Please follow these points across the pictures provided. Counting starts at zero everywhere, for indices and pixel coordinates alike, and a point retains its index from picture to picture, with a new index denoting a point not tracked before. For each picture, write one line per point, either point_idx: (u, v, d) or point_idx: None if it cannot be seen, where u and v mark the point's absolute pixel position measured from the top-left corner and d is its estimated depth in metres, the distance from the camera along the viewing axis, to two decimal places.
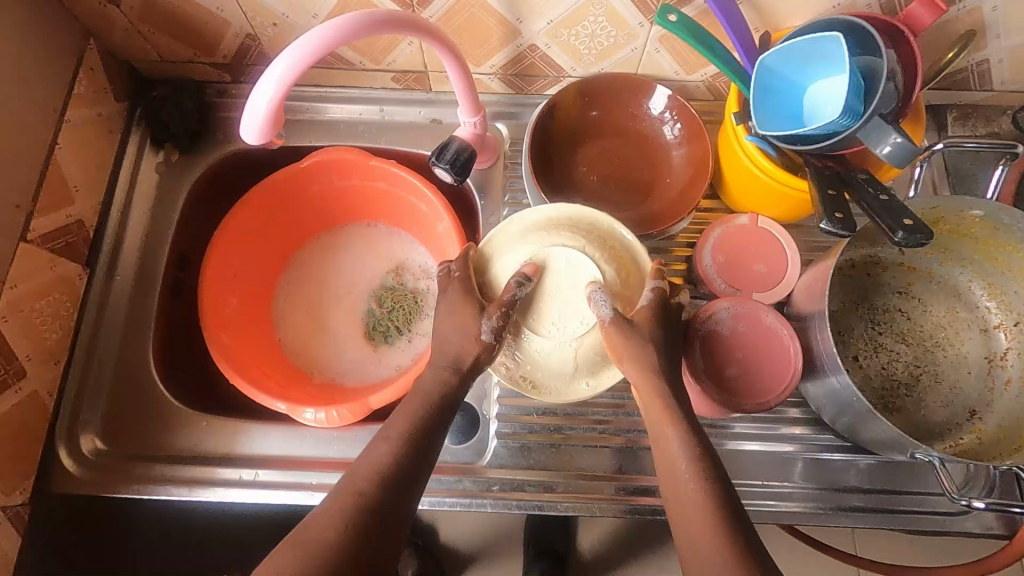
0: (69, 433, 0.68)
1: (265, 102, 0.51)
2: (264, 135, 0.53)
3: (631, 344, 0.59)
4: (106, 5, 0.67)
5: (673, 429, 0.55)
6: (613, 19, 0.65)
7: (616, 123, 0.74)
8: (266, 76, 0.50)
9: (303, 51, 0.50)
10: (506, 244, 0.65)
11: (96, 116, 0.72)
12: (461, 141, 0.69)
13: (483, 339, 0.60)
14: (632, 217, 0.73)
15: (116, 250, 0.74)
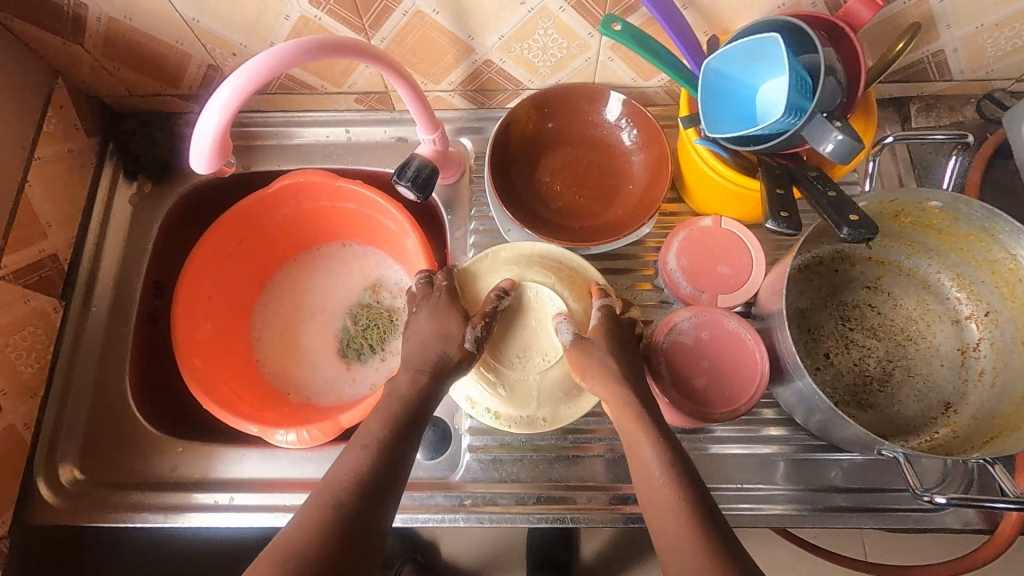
0: (47, 464, 0.69)
1: (210, 128, 0.52)
2: (214, 161, 0.54)
3: (592, 360, 0.61)
4: (71, 44, 0.69)
5: (644, 433, 0.55)
6: (562, 31, 0.66)
7: (575, 133, 0.75)
8: (213, 102, 0.51)
9: (244, 79, 0.51)
10: (480, 272, 0.67)
11: (68, 152, 0.74)
12: (422, 159, 0.70)
13: (465, 348, 0.61)
14: (596, 225, 0.73)
15: (91, 281, 0.76)
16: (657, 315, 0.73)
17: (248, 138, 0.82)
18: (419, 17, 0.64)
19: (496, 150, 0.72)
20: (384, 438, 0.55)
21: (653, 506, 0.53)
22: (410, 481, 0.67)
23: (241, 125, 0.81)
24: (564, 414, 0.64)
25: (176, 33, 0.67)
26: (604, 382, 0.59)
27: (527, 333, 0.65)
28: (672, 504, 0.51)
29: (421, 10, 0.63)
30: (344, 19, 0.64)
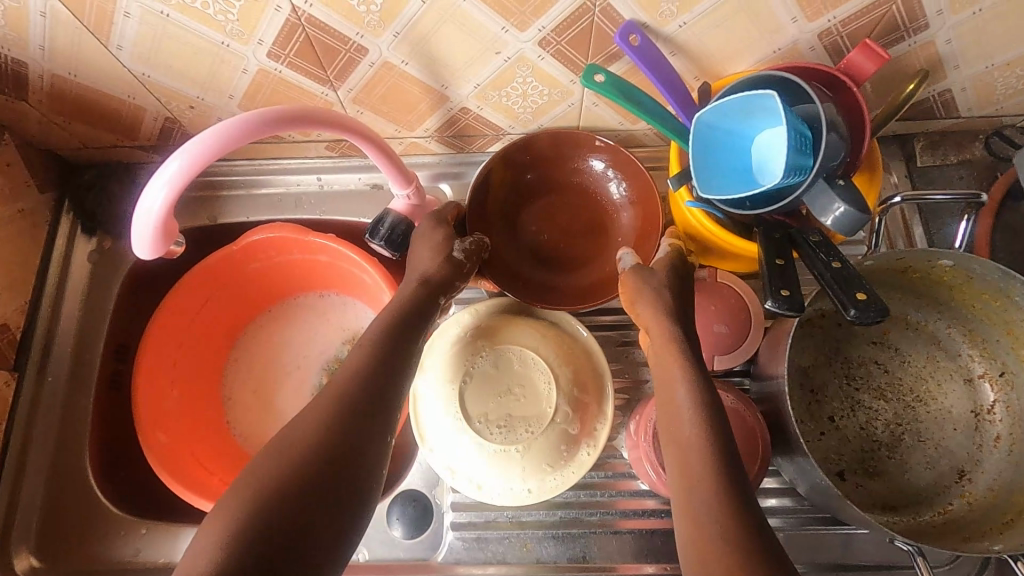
0: (2, 552, 0.64)
1: (151, 210, 0.47)
2: (158, 243, 0.49)
3: (646, 287, 0.59)
4: (16, 101, 0.64)
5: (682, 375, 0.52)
6: (542, 79, 0.61)
7: (558, 184, 0.70)
8: (154, 183, 0.46)
9: (189, 157, 0.46)
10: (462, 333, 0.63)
11: (18, 212, 0.69)
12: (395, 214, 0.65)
13: (454, 255, 0.63)
14: (583, 282, 0.68)
15: (48, 349, 0.71)
16: None
17: (214, 188, 0.77)
18: (387, 67, 0.60)
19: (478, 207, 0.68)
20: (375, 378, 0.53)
21: (678, 453, 0.49)
22: (390, 563, 0.63)
23: (206, 174, 0.77)
24: (549, 487, 0.59)
25: (127, 88, 0.62)
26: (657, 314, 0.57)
27: (497, 394, 0.61)
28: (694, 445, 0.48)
29: (388, 61, 0.59)
30: (306, 71, 0.60)
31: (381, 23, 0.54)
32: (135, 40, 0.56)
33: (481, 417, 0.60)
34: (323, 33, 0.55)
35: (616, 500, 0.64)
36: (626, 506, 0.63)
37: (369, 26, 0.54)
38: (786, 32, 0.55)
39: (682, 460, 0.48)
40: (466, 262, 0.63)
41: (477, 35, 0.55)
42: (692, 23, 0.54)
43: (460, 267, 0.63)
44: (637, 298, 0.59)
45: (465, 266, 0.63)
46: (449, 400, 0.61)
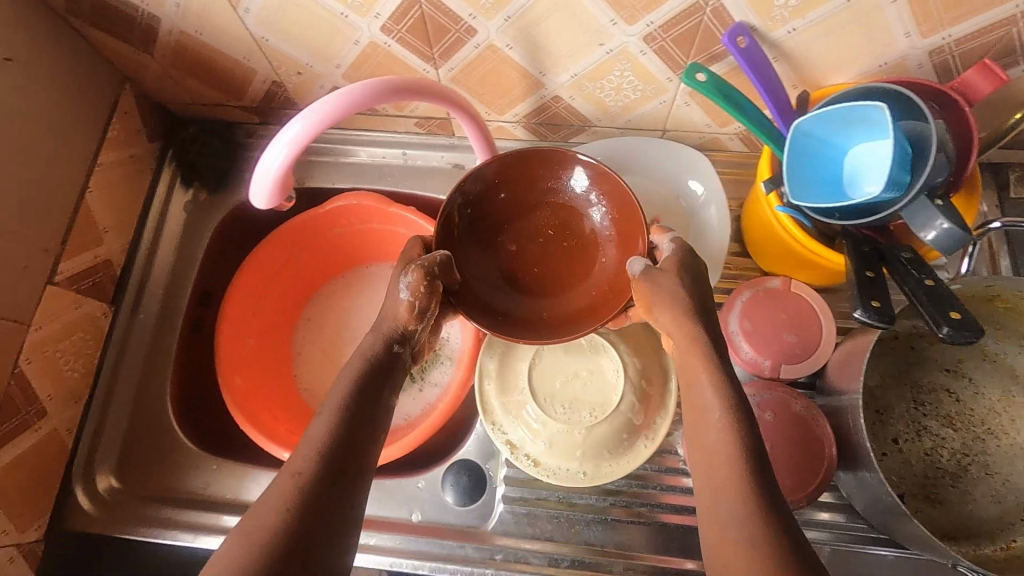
0: (85, 470, 0.69)
1: (272, 170, 0.50)
2: (273, 198, 0.52)
3: (658, 291, 0.54)
4: (141, 54, 0.68)
5: (707, 375, 0.51)
6: (638, 74, 0.62)
7: (534, 207, 0.61)
8: (278, 140, 0.49)
9: (310, 121, 0.49)
10: None
11: (128, 158, 0.74)
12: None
13: (402, 300, 0.55)
14: (559, 319, 0.58)
15: (141, 288, 0.75)
16: None
17: (305, 153, 0.81)
18: (492, 50, 0.62)
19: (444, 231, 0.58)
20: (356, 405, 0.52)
21: (705, 459, 0.49)
22: (440, 527, 0.66)
23: None
24: (606, 472, 0.60)
25: (244, 50, 0.66)
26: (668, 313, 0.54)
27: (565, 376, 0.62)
28: (720, 452, 0.48)
29: (494, 44, 0.61)
30: (413, 47, 0.62)
31: (496, 6, 0.56)
32: (263, 5, 0.59)
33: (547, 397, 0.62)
34: (437, 12, 0.57)
35: (667, 494, 0.65)
36: (676, 501, 0.64)
37: (483, 8, 0.56)
38: (896, 46, 0.55)
39: (708, 465, 0.48)
40: (417, 307, 0.56)
41: (584, 25, 0.57)
42: (801, 30, 0.54)
43: (412, 311, 0.56)
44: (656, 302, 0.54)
45: (417, 310, 0.56)
46: (519, 377, 0.63)
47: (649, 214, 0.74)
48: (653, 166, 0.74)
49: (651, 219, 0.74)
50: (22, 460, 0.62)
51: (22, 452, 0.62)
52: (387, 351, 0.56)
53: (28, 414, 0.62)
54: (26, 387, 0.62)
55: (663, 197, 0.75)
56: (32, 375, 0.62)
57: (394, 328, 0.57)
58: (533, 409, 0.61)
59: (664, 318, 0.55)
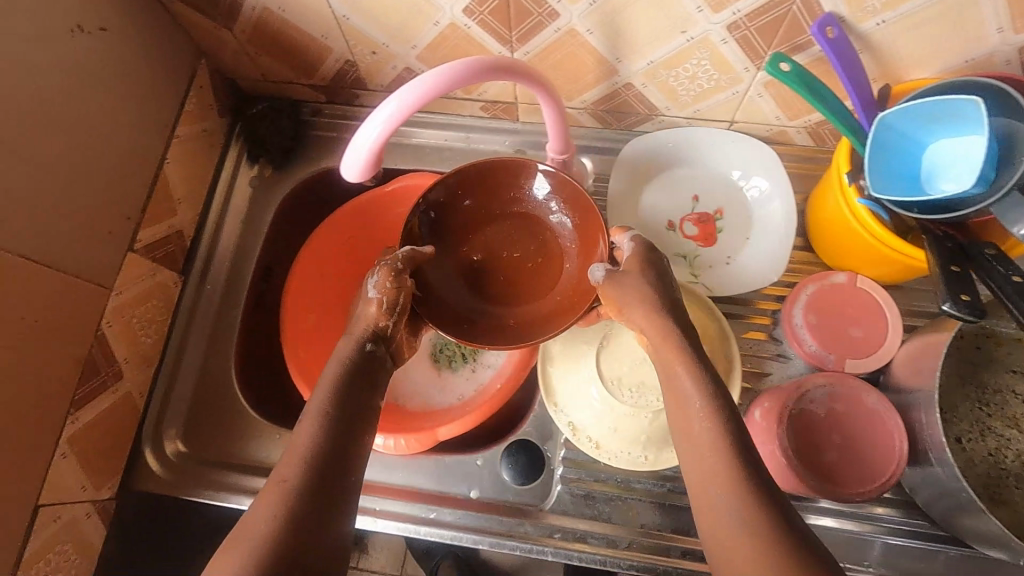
0: (154, 434, 0.71)
1: (365, 146, 0.50)
2: (363, 174, 0.52)
3: (624, 290, 0.57)
4: (221, 29, 0.69)
5: (683, 366, 0.53)
6: (716, 63, 0.63)
7: (491, 215, 0.67)
8: (373, 117, 0.49)
9: (407, 99, 0.49)
10: None
11: (202, 131, 0.75)
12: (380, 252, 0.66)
13: (370, 299, 0.57)
14: (525, 320, 0.64)
15: (209, 259, 0.77)
16: (777, 369, 0.69)
17: None
18: (571, 35, 0.62)
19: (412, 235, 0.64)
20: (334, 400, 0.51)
21: (698, 462, 0.48)
22: (499, 504, 0.67)
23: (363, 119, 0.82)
24: (666, 457, 0.61)
25: (323, 28, 0.67)
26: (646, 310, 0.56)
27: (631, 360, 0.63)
28: (707, 448, 0.48)
29: (574, 28, 0.61)
30: (493, 30, 0.63)
31: None
32: None
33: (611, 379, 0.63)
34: None
35: None
36: None
37: None
38: (987, 41, 0.54)
39: (698, 459, 0.48)
40: (385, 303, 0.57)
41: (670, 12, 0.57)
42: (891, 22, 0.54)
43: (382, 309, 0.57)
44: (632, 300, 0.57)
45: (386, 306, 0.57)
46: (585, 358, 0.64)
47: (713, 205, 0.74)
48: (716, 158, 0.74)
49: (714, 210, 0.74)
50: (99, 420, 0.64)
51: (100, 412, 0.63)
52: (360, 351, 0.55)
53: (106, 375, 0.64)
54: (105, 349, 0.63)
55: (726, 188, 0.75)
56: (111, 339, 0.64)
57: (366, 330, 0.57)
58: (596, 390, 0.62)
59: (637, 315, 0.57)
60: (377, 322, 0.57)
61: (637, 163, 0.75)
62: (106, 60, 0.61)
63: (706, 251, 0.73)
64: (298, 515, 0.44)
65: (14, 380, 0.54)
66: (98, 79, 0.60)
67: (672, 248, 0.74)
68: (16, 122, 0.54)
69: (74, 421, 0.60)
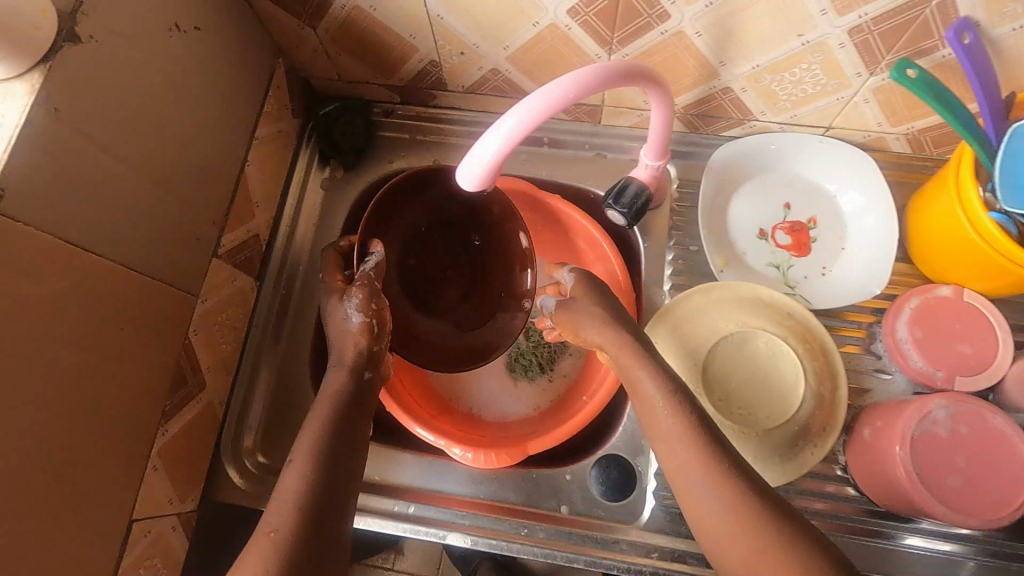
0: (233, 444, 0.69)
1: (488, 157, 0.48)
2: (482, 184, 0.50)
3: (576, 316, 0.62)
4: (304, 28, 0.67)
5: (642, 372, 0.56)
6: (827, 68, 0.60)
7: (461, 239, 0.71)
8: (498, 128, 0.46)
9: (535, 109, 0.46)
10: (703, 314, 0.64)
11: (278, 132, 0.73)
12: (330, 257, 0.65)
13: (359, 322, 0.59)
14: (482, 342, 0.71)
15: (283, 264, 0.75)
16: (876, 385, 0.67)
17: (441, 134, 0.80)
18: (678, 37, 0.59)
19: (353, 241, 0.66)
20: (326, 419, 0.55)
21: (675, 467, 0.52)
22: (591, 521, 0.65)
23: (437, 121, 0.80)
24: (770, 475, 0.58)
25: (413, 28, 0.65)
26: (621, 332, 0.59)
27: (740, 376, 0.60)
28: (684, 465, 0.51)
29: (683, 31, 0.59)
30: (595, 31, 0.61)
31: None
32: None
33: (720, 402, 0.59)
34: None
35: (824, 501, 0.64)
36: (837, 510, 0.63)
37: None
38: None
39: (700, 485, 0.50)
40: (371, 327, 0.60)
41: (791, 15, 0.55)
42: None
43: (367, 332, 0.60)
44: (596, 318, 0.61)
45: (372, 331, 0.60)
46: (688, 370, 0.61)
47: (806, 214, 0.72)
48: (807, 164, 0.72)
49: (806, 219, 0.72)
50: (186, 431, 0.62)
51: (186, 423, 0.62)
52: (358, 380, 0.59)
53: (192, 386, 0.62)
54: (192, 358, 0.61)
55: (814, 196, 0.72)
56: (197, 347, 0.62)
57: (359, 357, 0.60)
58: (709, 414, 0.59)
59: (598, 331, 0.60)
60: (364, 348, 0.60)
61: (724, 171, 0.72)
62: (200, 59, 0.58)
63: (799, 262, 0.71)
64: (310, 520, 0.48)
65: (116, 395, 0.52)
66: (194, 80, 0.57)
67: (763, 257, 0.71)
68: (130, 126, 0.50)
69: (165, 433, 0.59)
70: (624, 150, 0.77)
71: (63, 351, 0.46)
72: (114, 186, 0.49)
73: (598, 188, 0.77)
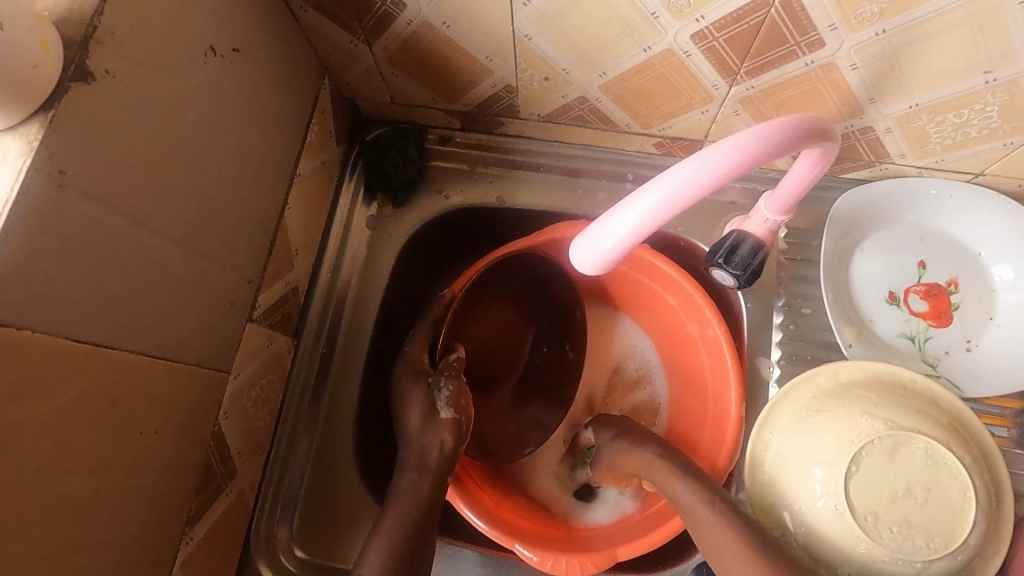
0: (266, 536, 0.59)
1: (619, 237, 0.39)
2: (605, 265, 0.42)
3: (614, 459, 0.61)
4: (358, 44, 0.56)
5: (678, 483, 0.54)
6: (1008, 109, 0.48)
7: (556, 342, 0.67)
8: (639, 203, 0.38)
9: (690, 184, 0.37)
10: (836, 401, 0.52)
11: (322, 165, 0.62)
12: (422, 332, 0.59)
13: (450, 417, 0.55)
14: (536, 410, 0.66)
15: (323, 318, 0.64)
16: None
17: (506, 166, 0.68)
18: (826, 70, 0.48)
19: (449, 309, 0.60)
20: (398, 530, 0.51)
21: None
22: None
23: (502, 151, 0.68)
24: None
25: (491, 48, 0.53)
26: (649, 457, 0.57)
27: (892, 489, 0.47)
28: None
29: (834, 63, 0.47)
30: (719, 60, 0.49)
31: (877, 16, 0.42)
32: None
33: (842, 512, 0.47)
34: (788, 18, 0.44)
35: None
36: None
37: (857, 18, 0.43)
38: None
39: None
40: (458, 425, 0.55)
41: (985, 46, 0.43)
42: None
43: (454, 430, 0.55)
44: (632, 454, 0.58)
45: (459, 429, 0.55)
46: (818, 471, 0.50)
47: (944, 275, 0.61)
48: (951, 214, 0.60)
49: (946, 281, 0.60)
50: (213, 533, 0.52)
51: (213, 524, 0.51)
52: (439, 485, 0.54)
53: (222, 477, 0.52)
54: (222, 446, 0.51)
55: (956, 252, 0.61)
56: (227, 433, 0.52)
57: (446, 463, 0.54)
58: (788, 519, 0.52)
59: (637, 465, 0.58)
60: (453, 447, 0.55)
61: (849, 222, 0.61)
62: (237, 87, 0.47)
63: (939, 333, 0.60)
64: None
65: (133, 515, 0.42)
66: (232, 116, 0.47)
67: (894, 326, 0.60)
68: (157, 179, 0.40)
69: (189, 541, 0.49)
70: (720, 191, 0.65)
71: (67, 478, 0.36)
72: (133, 258, 0.39)
73: (691, 235, 0.65)
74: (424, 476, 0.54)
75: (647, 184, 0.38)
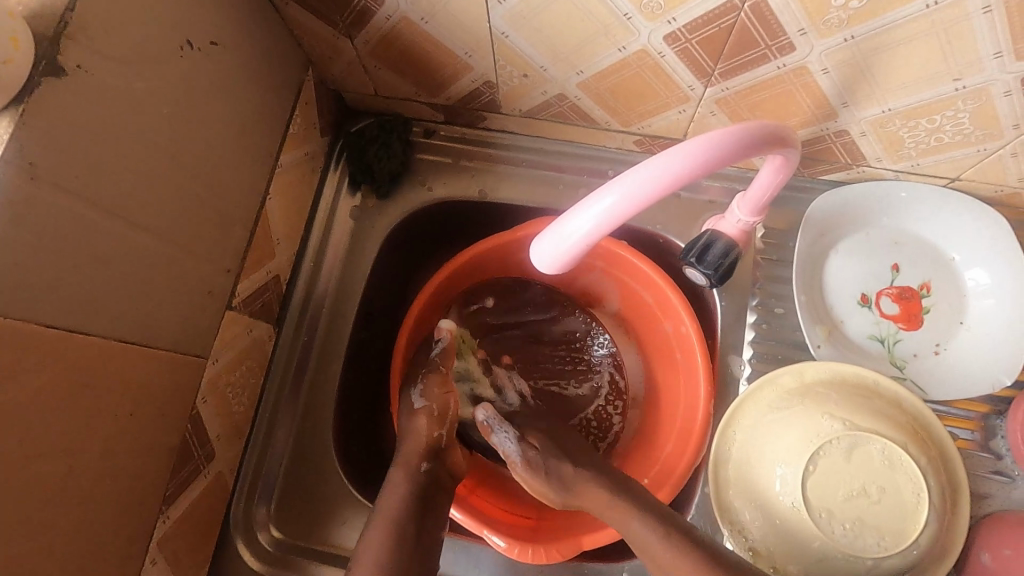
0: (245, 516, 0.61)
1: (578, 237, 0.40)
2: (565, 264, 0.43)
3: (545, 471, 0.58)
4: (340, 38, 0.56)
5: (634, 519, 0.52)
6: (980, 116, 0.49)
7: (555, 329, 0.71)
8: (596, 206, 0.39)
9: (647, 187, 0.38)
10: (802, 400, 0.53)
11: (305, 156, 0.63)
12: (422, 354, 0.63)
13: (417, 409, 0.59)
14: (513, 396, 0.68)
15: (305, 307, 0.66)
16: (998, 490, 0.58)
17: (489, 160, 0.69)
18: (797, 74, 0.49)
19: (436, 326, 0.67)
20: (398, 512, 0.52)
21: None
22: None
23: (485, 144, 0.69)
24: None
25: (470, 45, 0.54)
26: (603, 495, 0.55)
27: (848, 489, 0.48)
28: None
29: (806, 67, 0.48)
30: (693, 62, 0.49)
31: (845, 23, 0.43)
32: None
33: (798, 509, 0.49)
34: (758, 22, 0.44)
35: None
36: None
37: (826, 24, 0.43)
38: None
39: None
40: (435, 412, 0.59)
41: (952, 53, 0.44)
42: None
43: (432, 420, 0.59)
44: (573, 481, 0.57)
45: (437, 415, 0.59)
46: (777, 468, 0.51)
47: (916, 278, 0.61)
48: (927, 219, 0.61)
49: (919, 285, 0.61)
50: (190, 511, 0.54)
51: (190, 503, 0.53)
52: (418, 473, 0.55)
53: (200, 459, 0.54)
54: (199, 429, 0.53)
55: (931, 257, 0.61)
56: (206, 416, 0.53)
57: (424, 448, 0.57)
58: (747, 515, 0.53)
59: (583, 497, 0.56)
60: (430, 436, 0.58)
61: (824, 224, 0.62)
62: (216, 80, 0.48)
63: (908, 336, 0.61)
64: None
65: (108, 496, 0.44)
66: (210, 108, 0.47)
67: (866, 328, 0.61)
68: (132, 172, 0.41)
69: (166, 519, 0.51)
70: (699, 190, 0.65)
71: (42, 458, 0.38)
72: (109, 248, 0.40)
73: (669, 232, 0.66)
74: (400, 469, 0.56)
75: (609, 184, 0.39)
